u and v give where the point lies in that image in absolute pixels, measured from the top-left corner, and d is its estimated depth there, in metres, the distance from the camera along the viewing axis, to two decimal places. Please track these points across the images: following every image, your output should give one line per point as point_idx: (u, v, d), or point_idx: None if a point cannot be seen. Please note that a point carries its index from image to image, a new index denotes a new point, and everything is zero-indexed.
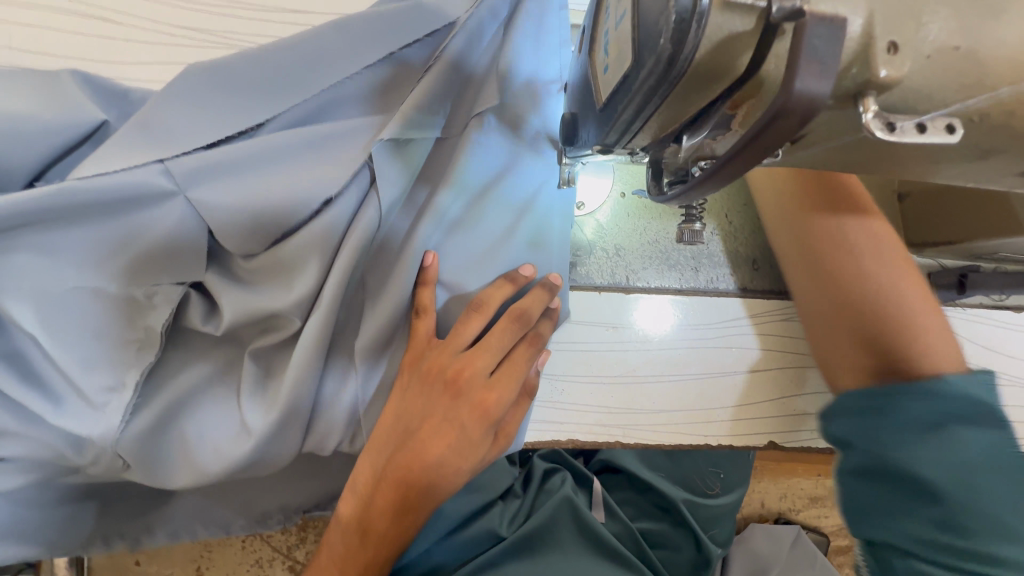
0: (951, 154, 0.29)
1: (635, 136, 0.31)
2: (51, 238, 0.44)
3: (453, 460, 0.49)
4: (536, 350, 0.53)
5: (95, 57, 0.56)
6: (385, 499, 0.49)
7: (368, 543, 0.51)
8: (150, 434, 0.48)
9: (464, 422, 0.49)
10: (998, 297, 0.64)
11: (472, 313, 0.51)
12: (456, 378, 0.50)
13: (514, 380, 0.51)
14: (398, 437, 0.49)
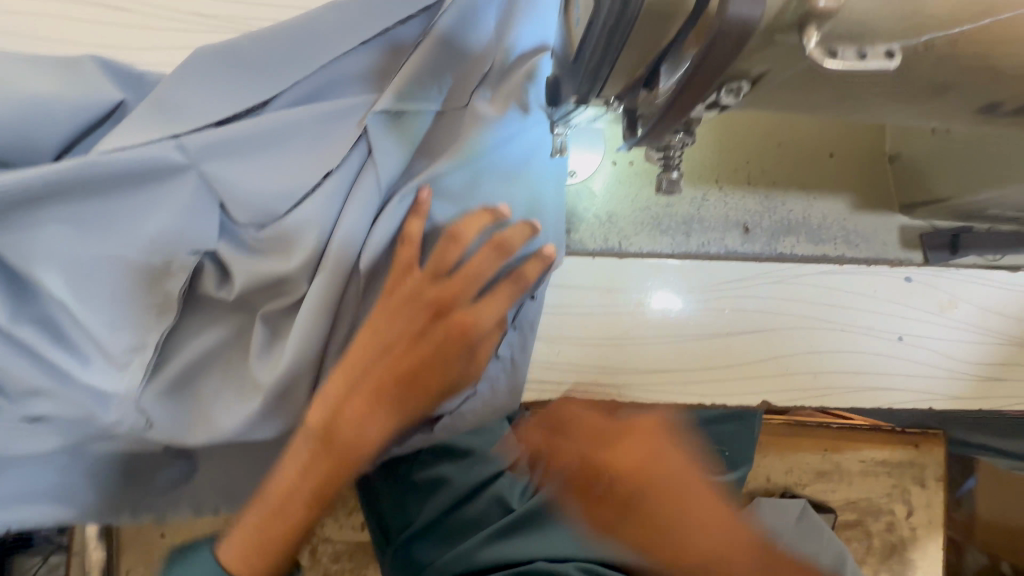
0: (906, 89, 0.31)
1: (606, 83, 0.34)
2: (75, 210, 0.48)
3: (432, 372, 0.52)
4: (518, 289, 0.53)
5: (114, 44, 0.60)
6: (360, 407, 0.50)
7: (332, 452, 0.50)
8: (170, 393, 0.52)
9: (443, 338, 0.52)
10: (991, 257, 0.65)
11: (450, 241, 0.51)
12: (438, 302, 0.52)
13: (497, 312, 0.53)
14: (376, 350, 0.51)
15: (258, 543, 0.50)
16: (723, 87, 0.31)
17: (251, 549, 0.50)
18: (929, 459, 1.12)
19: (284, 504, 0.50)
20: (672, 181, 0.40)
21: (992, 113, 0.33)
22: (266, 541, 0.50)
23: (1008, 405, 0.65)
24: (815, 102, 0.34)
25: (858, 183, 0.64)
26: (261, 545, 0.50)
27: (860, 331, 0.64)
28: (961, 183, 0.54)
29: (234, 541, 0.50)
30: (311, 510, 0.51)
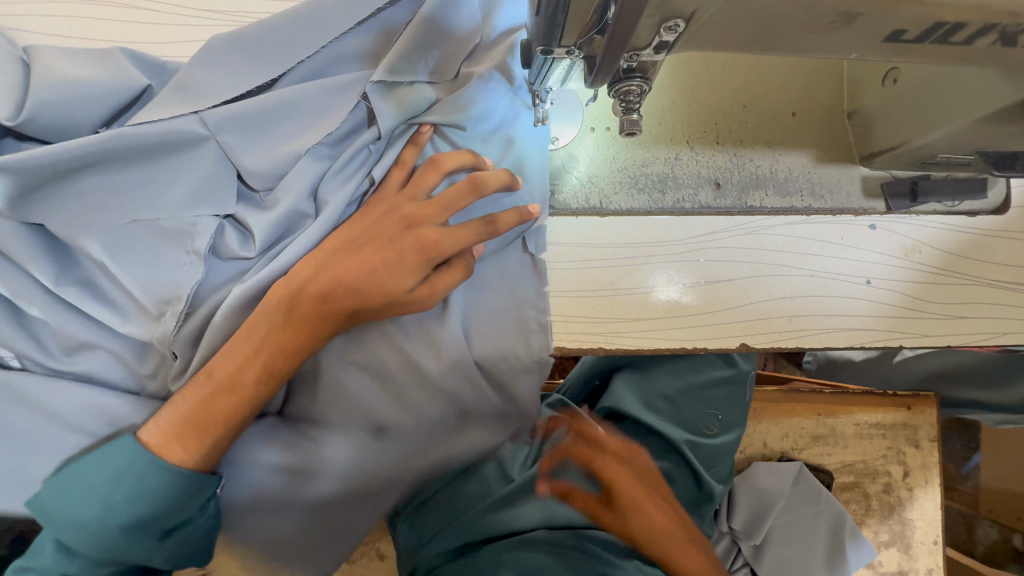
0: (820, 20, 0.37)
1: (564, 32, 0.39)
2: (113, 179, 0.55)
3: (382, 275, 0.56)
4: (487, 234, 0.57)
5: (138, 40, 0.66)
6: (321, 289, 0.55)
7: (289, 324, 0.55)
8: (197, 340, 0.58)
9: (404, 252, 0.56)
10: (949, 204, 0.70)
11: (430, 166, 0.59)
12: (412, 218, 0.57)
13: (458, 242, 0.56)
14: (345, 247, 0.57)
15: (197, 411, 0.56)
16: (662, 26, 0.36)
17: (187, 415, 0.56)
18: (921, 421, 1.14)
19: (227, 378, 0.56)
20: (632, 122, 0.44)
21: (897, 40, 0.39)
22: (206, 410, 0.55)
23: (974, 341, 0.69)
24: (745, 38, 0.39)
25: (820, 138, 0.69)
26: (200, 412, 0.55)
27: (830, 277, 0.69)
28: (911, 127, 0.59)
29: (178, 405, 0.56)
30: (249, 389, 0.56)
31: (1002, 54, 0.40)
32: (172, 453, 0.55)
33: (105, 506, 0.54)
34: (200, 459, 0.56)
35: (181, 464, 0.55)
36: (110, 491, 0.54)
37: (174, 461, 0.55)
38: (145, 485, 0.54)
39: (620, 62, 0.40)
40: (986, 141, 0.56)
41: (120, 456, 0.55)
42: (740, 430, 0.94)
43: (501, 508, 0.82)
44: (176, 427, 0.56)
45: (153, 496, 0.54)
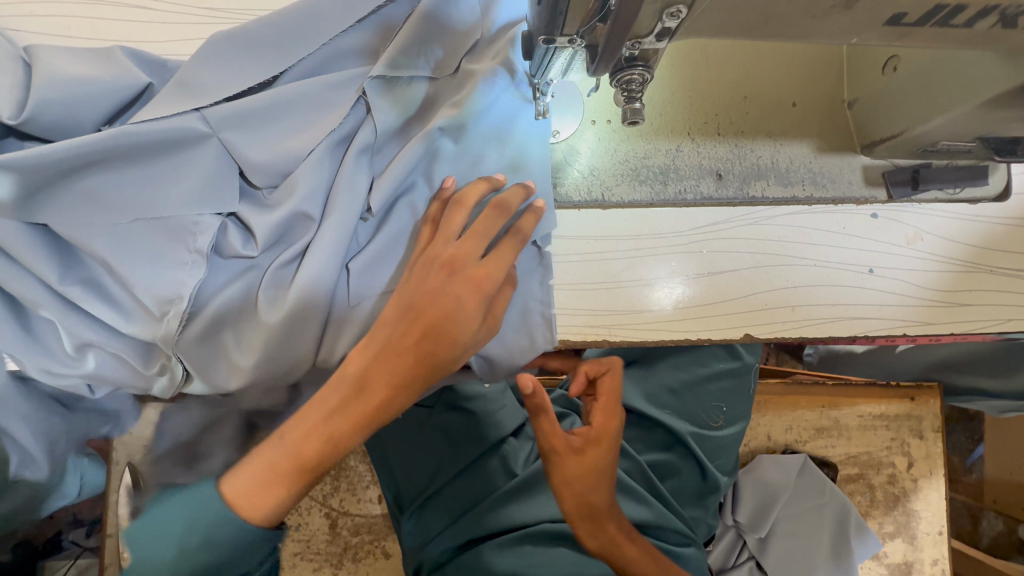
0: (821, 5, 0.37)
1: (566, 21, 0.39)
2: (117, 178, 0.55)
3: (450, 326, 0.52)
4: (518, 245, 0.58)
5: (138, 38, 0.67)
6: (396, 358, 0.52)
7: (364, 397, 0.52)
8: (204, 339, 0.59)
9: (458, 297, 0.53)
10: (951, 191, 0.70)
11: (455, 206, 0.57)
12: (452, 261, 0.55)
13: (502, 267, 0.55)
14: (407, 312, 0.53)
15: (270, 478, 0.51)
16: (664, 12, 0.36)
17: (272, 483, 0.51)
18: (925, 411, 1.14)
19: (296, 443, 0.52)
20: (635, 111, 0.44)
21: (898, 24, 0.39)
22: (277, 469, 0.51)
23: (978, 329, 0.69)
24: (747, 24, 0.39)
25: (821, 128, 0.69)
26: (271, 472, 0.51)
27: (834, 267, 0.69)
28: (911, 115, 0.59)
29: (250, 465, 0.52)
30: (317, 456, 0.52)
31: (1002, 36, 0.40)
32: (244, 508, 0.50)
33: (177, 549, 0.49)
34: (272, 521, 0.51)
35: (251, 521, 0.50)
36: (183, 536, 0.49)
37: (246, 516, 0.50)
38: (215, 534, 0.49)
39: (623, 50, 0.40)
40: (987, 126, 0.56)
41: (193, 503, 0.50)
42: (745, 424, 0.94)
43: (505, 504, 0.81)
44: (247, 487, 0.51)
45: (224, 545, 0.49)
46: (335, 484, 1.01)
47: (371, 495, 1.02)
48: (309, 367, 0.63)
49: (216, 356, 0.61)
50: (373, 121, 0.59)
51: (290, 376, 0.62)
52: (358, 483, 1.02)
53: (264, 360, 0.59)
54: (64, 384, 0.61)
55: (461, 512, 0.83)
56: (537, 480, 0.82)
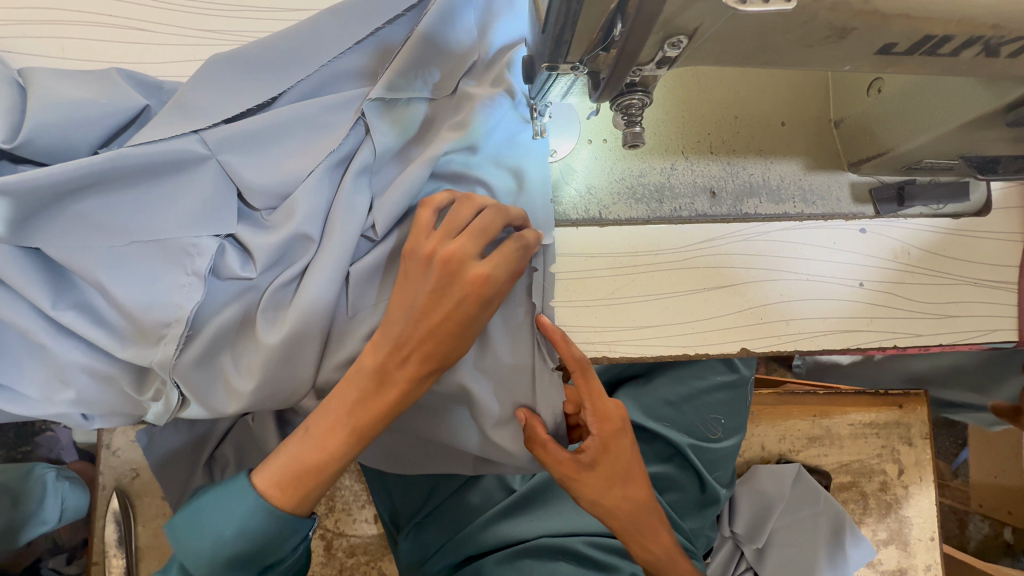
0: (815, 35, 0.38)
1: (570, 49, 0.39)
2: (114, 202, 0.55)
3: (460, 324, 0.53)
4: (523, 253, 0.55)
5: (130, 60, 0.66)
6: (406, 353, 0.53)
7: (387, 389, 0.54)
8: (202, 363, 0.58)
9: (459, 302, 0.53)
10: (935, 207, 0.72)
11: (464, 201, 0.55)
12: (451, 259, 0.52)
13: (502, 268, 0.54)
14: (411, 311, 0.53)
15: (300, 471, 0.53)
16: (665, 42, 0.37)
17: (299, 470, 0.53)
18: (913, 418, 1.16)
19: (324, 435, 0.54)
20: (634, 135, 0.45)
21: (888, 53, 0.40)
22: (306, 460, 0.53)
23: (962, 339, 0.71)
24: (746, 52, 0.40)
25: (809, 146, 0.71)
26: (299, 464, 0.53)
27: (825, 281, 0.70)
28: (899, 135, 0.61)
29: (279, 457, 0.54)
30: (344, 445, 0.54)
31: (986, 64, 0.41)
32: (275, 497, 0.53)
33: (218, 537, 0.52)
34: (303, 508, 0.54)
35: (282, 508, 0.53)
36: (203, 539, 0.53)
37: (277, 505, 0.53)
38: (250, 524, 0.52)
39: (625, 79, 0.41)
40: (969, 146, 0.58)
41: (233, 496, 0.53)
42: (741, 436, 0.96)
43: (501, 522, 0.81)
44: (277, 479, 0.53)
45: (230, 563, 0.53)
46: (330, 504, 0.99)
47: (366, 514, 1.00)
48: (310, 387, 0.62)
49: (214, 379, 0.60)
50: (372, 144, 0.59)
51: (290, 399, 0.62)
52: (353, 503, 1.00)
53: (263, 384, 0.58)
54: (55, 412, 0.59)
55: (457, 531, 0.82)
56: (530, 497, 0.82)
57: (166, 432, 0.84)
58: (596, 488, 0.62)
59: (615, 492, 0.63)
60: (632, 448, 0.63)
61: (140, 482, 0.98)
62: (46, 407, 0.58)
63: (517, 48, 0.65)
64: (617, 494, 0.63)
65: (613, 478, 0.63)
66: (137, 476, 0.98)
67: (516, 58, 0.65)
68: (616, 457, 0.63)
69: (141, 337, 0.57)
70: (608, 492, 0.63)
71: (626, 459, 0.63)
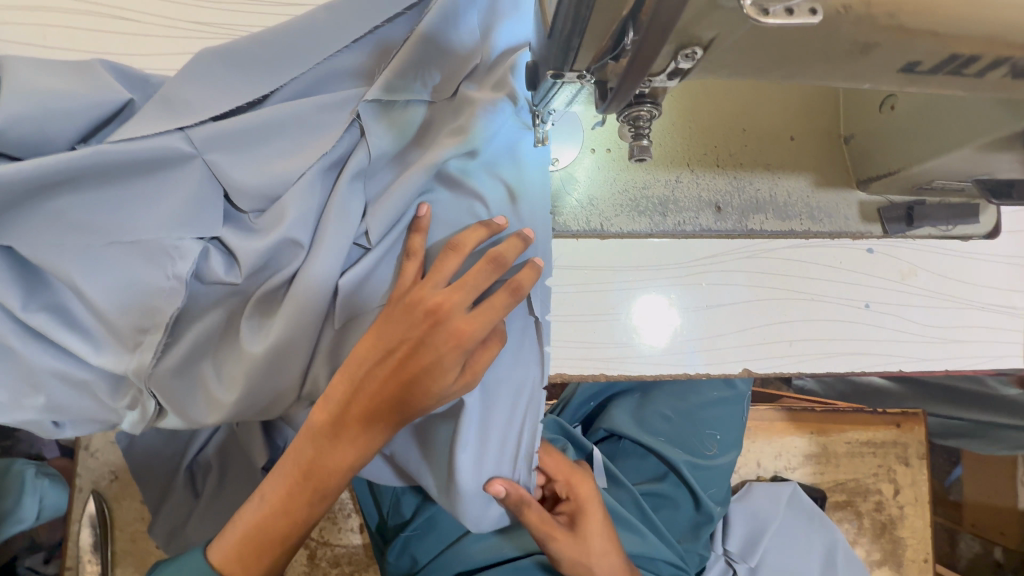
0: (837, 50, 0.35)
1: (578, 55, 0.37)
2: (92, 200, 0.52)
3: (430, 380, 0.48)
4: (515, 302, 0.50)
5: (117, 50, 0.64)
6: (361, 410, 0.50)
7: (342, 443, 0.51)
8: (183, 370, 0.56)
9: (439, 355, 0.48)
10: (944, 228, 0.70)
11: (450, 250, 0.52)
12: (435, 311, 0.49)
13: (490, 322, 0.49)
14: (380, 360, 0.49)
15: (261, 536, 0.52)
16: (679, 54, 0.35)
17: (258, 535, 0.52)
18: (911, 438, 1.14)
19: (279, 504, 0.52)
20: (643, 148, 0.43)
21: (911, 72, 0.37)
22: (266, 525, 0.52)
23: (967, 364, 0.70)
24: (763, 66, 0.38)
25: (818, 162, 0.69)
26: (259, 531, 0.52)
27: (828, 300, 0.69)
28: (910, 157, 0.59)
29: (237, 528, 0.53)
30: (305, 508, 0.52)
31: (1014, 86, 0.39)
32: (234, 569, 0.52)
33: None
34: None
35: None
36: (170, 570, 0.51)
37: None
38: None
39: (632, 94, 0.37)
40: (983, 168, 0.56)
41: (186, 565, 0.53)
42: (737, 452, 0.94)
43: (488, 539, 0.78)
44: (238, 549, 0.52)
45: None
46: None
47: (352, 524, 0.97)
48: (296, 398, 0.59)
49: (196, 388, 0.57)
50: (365, 147, 0.56)
51: (273, 409, 0.59)
52: (340, 512, 0.97)
53: (245, 395, 0.55)
54: (25, 419, 0.56)
55: (447, 545, 0.79)
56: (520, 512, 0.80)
57: (146, 435, 0.81)
58: (571, 557, 0.63)
59: (600, 548, 0.65)
60: (602, 524, 0.66)
61: (117, 485, 0.95)
62: (15, 413, 0.56)
63: (522, 52, 0.62)
64: (601, 550, 0.65)
65: (592, 550, 0.65)
66: (115, 479, 0.94)
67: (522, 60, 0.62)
68: (596, 515, 0.66)
69: (122, 343, 0.55)
70: (591, 566, 0.64)
71: (602, 532, 0.66)
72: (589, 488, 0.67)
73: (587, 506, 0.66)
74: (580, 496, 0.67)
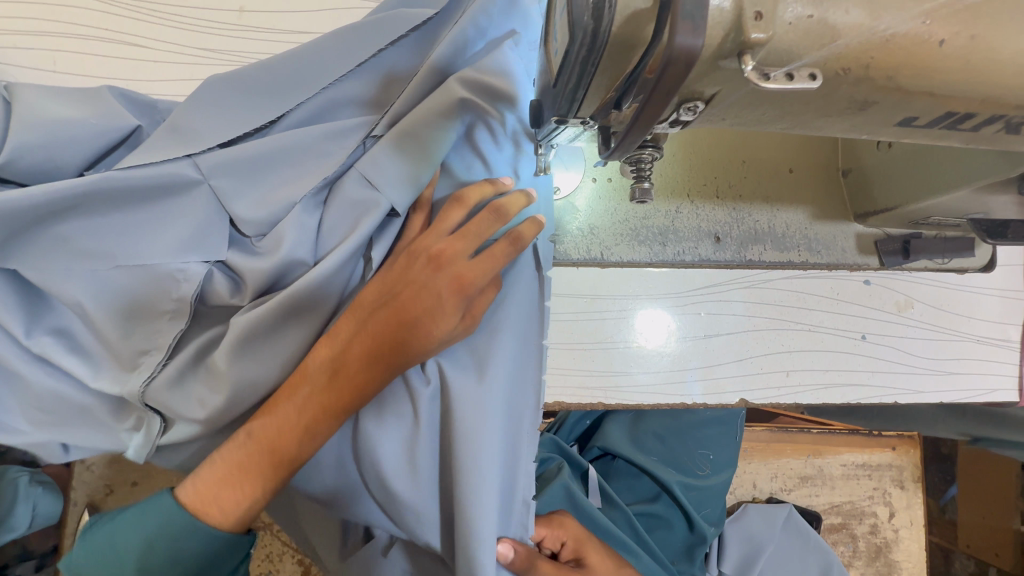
0: (835, 107, 0.36)
1: (582, 104, 0.38)
2: (96, 225, 0.53)
3: (430, 321, 0.49)
4: (516, 252, 0.52)
5: (126, 76, 0.65)
6: (362, 346, 0.48)
7: (337, 385, 0.48)
8: (176, 383, 0.54)
9: (439, 293, 0.49)
10: (940, 261, 0.71)
11: (454, 204, 0.53)
12: (438, 257, 0.51)
13: (489, 270, 0.50)
14: (384, 298, 0.50)
15: (238, 476, 0.49)
16: (681, 106, 0.35)
17: (235, 476, 0.49)
18: (906, 461, 1.15)
19: (269, 438, 0.48)
20: (644, 191, 0.43)
21: (908, 125, 0.38)
22: (247, 465, 0.48)
23: (962, 397, 0.71)
24: (764, 119, 0.38)
25: (816, 195, 0.70)
26: (238, 470, 0.49)
27: (825, 331, 0.70)
28: (905, 195, 0.60)
29: (212, 469, 0.49)
30: (293, 452, 0.48)
31: (1008, 140, 0.39)
32: (209, 514, 0.48)
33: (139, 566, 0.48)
34: (243, 525, 0.50)
35: (220, 528, 0.48)
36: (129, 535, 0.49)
37: (214, 525, 0.48)
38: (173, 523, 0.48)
39: (632, 149, 0.37)
40: (977, 208, 0.57)
41: (152, 512, 0.49)
42: (732, 472, 0.94)
43: None
44: (212, 492, 0.48)
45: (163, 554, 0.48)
46: None
47: None
48: None
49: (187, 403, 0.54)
50: (360, 165, 0.56)
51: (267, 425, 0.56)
52: None
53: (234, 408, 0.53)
54: (34, 444, 0.57)
55: None
56: None
57: None
58: None
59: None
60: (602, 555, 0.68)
61: (113, 499, 0.95)
62: (25, 433, 0.56)
63: (505, 48, 0.58)
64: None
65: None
66: (111, 493, 0.95)
67: (510, 62, 0.57)
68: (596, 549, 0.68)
69: (121, 367, 0.55)
70: None
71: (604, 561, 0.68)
72: (573, 525, 0.68)
73: (584, 543, 0.67)
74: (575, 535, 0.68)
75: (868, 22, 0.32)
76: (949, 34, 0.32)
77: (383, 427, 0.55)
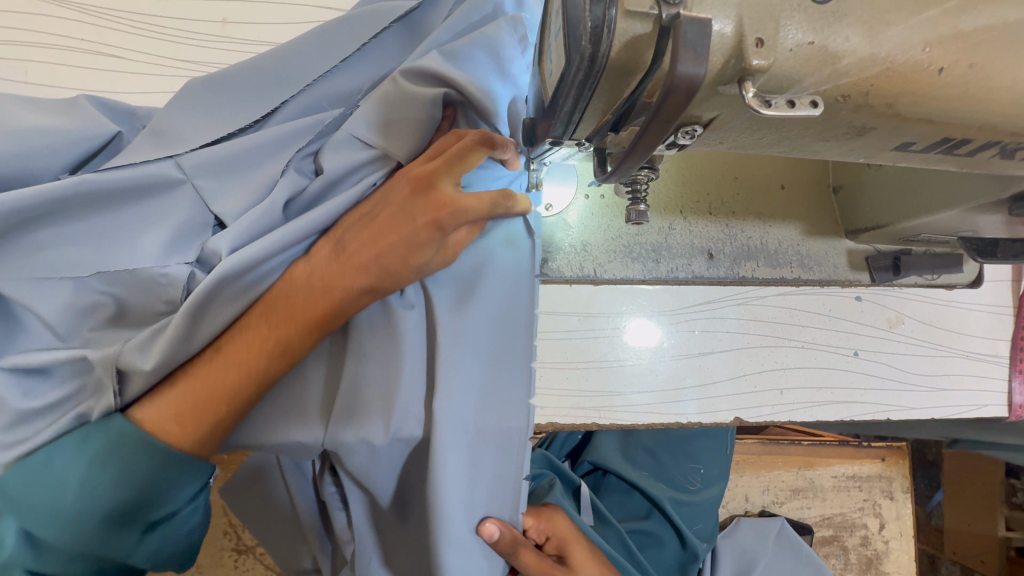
0: (833, 131, 0.36)
1: (577, 127, 0.37)
2: (73, 229, 0.51)
3: (404, 248, 0.48)
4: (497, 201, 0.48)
5: (104, 87, 0.63)
6: (339, 267, 0.48)
7: (310, 304, 0.48)
8: (151, 340, 0.50)
9: (416, 218, 0.48)
10: (930, 277, 0.71)
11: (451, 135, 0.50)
12: (421, 181, 0.48)
13: (472, 208, 0.47)
14: (364, 220, 0.50)
15: (201, 395, 0.48)
16: (679, 131, 0.34)
17: (199, 394, 0.48)
18: (895, 472, 1.15)
19: (238, 355, 0.48)
20: (639, 213, 0.42)
21: (906, 149, 0.38)
22: (211, 383, 0.48)
23: (953, 412, 0.71)
24: (762, 142, 0.38)
25: (808, 212, 0.70)
26: (202, 388, 0.48)
27: (817, 348, 0.70)
28: (894, 213, 0.60)
29: (179, 386, 0.49)
30: (258, 372, 0.48)
31: (1003, 164, 0.39)
32: (167, 432, 0.48)
33: (86, 487, 0.47)
34: (200, 448, 0.49)
35: (177, 446, 0.48)
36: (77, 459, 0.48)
37: (172, 443, 0.48)
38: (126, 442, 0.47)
39: (630, 173, 0.36)
40: (966, 227, 0.57)
41: (103, 436, 0.48)
42: (723, 485, 0.94)
43: None
44: (175, 410, 0.48)
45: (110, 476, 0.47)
46: None
47: None
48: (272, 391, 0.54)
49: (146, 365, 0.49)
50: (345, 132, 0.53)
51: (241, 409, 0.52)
52: None
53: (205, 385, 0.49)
54: None
55: None
56: None
57: None
58: None
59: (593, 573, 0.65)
60: (587, 553, 0.66)
61: None
62: None
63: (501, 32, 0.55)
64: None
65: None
66: None
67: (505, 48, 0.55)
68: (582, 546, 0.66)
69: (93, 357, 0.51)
70: None
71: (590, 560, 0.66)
72: (564, 522, 0.67)
73: (572, 540, 0.66)
74: (565, 532, 0.66)
75: (868, 48, 0.31)
76: (947, 62, 0.32)
77: (371, 450, 0.53)
